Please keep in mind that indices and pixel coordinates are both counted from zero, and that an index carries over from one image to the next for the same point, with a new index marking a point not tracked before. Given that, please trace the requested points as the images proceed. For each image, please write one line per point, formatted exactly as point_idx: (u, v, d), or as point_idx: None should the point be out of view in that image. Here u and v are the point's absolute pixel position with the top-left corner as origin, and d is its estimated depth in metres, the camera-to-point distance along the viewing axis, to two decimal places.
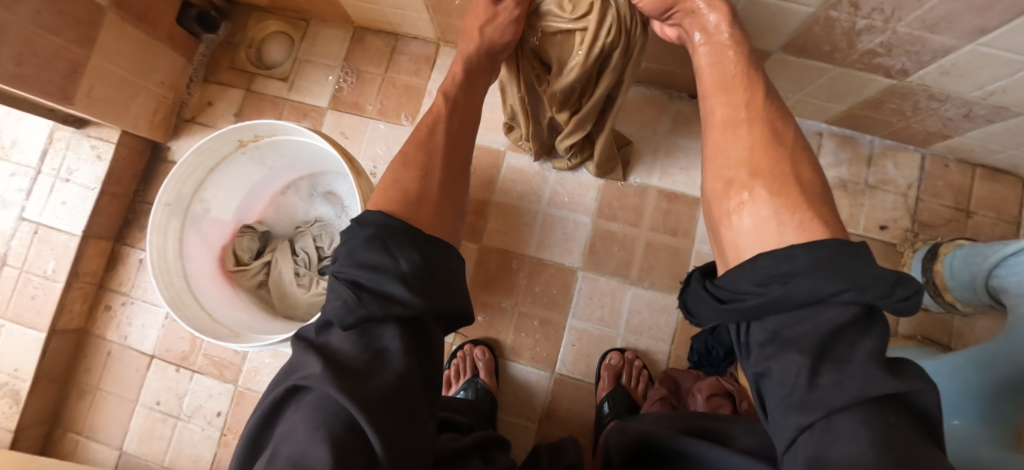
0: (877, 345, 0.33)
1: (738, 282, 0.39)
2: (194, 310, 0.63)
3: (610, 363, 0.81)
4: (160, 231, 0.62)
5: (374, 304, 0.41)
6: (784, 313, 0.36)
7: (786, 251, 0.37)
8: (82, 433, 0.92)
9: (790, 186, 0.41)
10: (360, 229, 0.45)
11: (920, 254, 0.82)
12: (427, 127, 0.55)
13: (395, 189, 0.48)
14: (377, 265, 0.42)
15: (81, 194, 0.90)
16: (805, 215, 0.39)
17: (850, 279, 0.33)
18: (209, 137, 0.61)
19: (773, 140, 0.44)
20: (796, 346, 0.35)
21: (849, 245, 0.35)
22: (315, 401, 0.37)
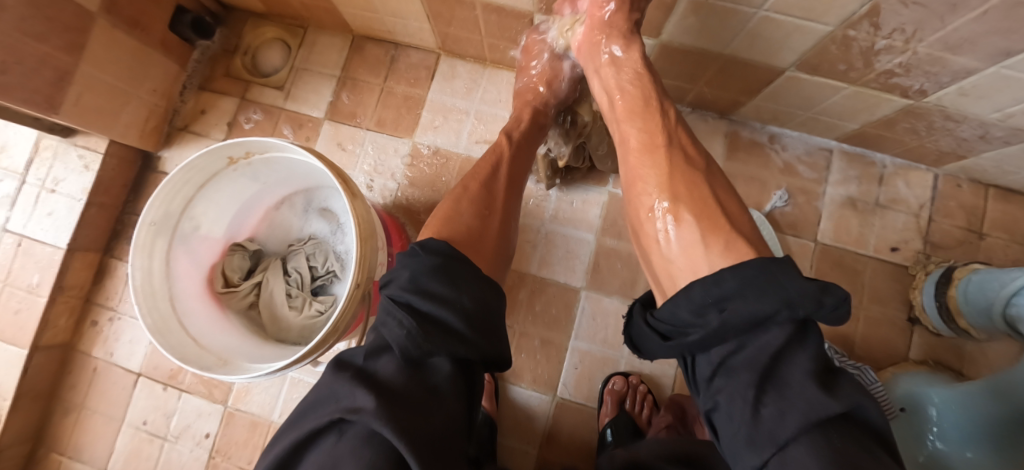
0: (817, 364, 0.34)
1: (680, 315, 0.40)
2: (179, 336, 0.60)
3: (613, 387, 0.78)
4: (144, 252, 0.59)
5: (435, 338, 0.41)
6: (725, 340, 0.37)
7: (715, 277, 0.38)
8: (65, 452, 0.88)
9: (710, 210, 0.44)
10: (426, 257, 0.46)
11: (933, 277, 0.80)
12: (491, 167, 0.62)
13: (458, 224, 0.54)
14: (440, 297, 0.43)
15: (67, 205, 0.87)
16: (728, 236, 0.42)
17: (777, 298, 0.35)
18: (198, 154, 0.58)
19: (686, 165, 0.48)
20: (746, 373, 0.35)
21: (774, 264, 0.37)
22: (362, 436, 0.36)
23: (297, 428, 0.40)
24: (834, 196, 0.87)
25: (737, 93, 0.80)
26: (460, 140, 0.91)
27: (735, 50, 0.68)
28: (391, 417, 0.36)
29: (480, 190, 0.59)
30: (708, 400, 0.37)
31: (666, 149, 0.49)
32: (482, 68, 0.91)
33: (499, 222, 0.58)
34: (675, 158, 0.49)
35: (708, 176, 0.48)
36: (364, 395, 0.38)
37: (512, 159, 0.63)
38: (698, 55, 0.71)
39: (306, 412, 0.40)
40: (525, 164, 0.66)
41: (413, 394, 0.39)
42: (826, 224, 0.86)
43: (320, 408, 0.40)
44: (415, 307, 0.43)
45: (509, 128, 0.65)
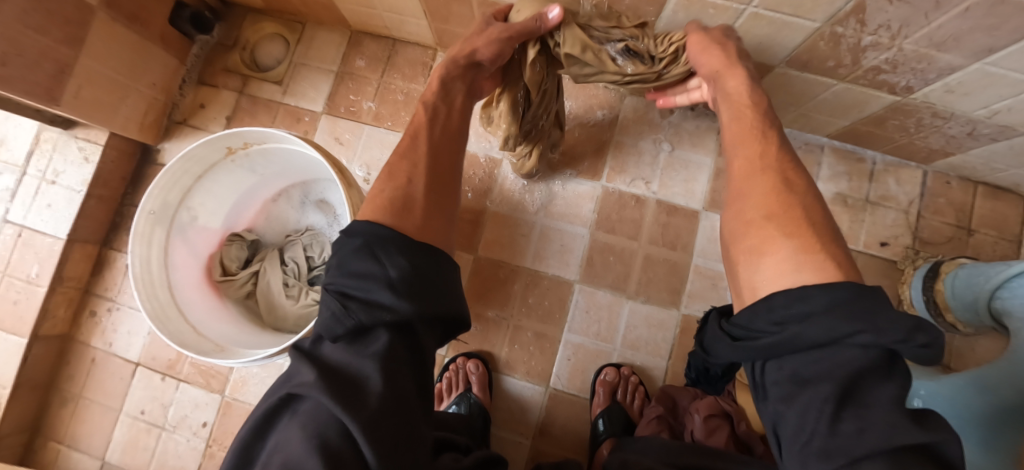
0: (899, 393, 0.34)
1: (756, 320, 0.39)
2: (177, 324, 0.60)
3: (605, 379, 0.79)
4: (143, 241, 0.60)
5: (360, 315, 0.44)
6: (800, 352, 0.36)
7: (801, 291, 0.37)
8: (63, 442, 0.89)
9: (804, 228, 0.42)
10: (350, 237, 0.47)
11: (921, 272, 0.81)
12: (410, 135, 0.56)
13: (380, 199, 0.50)
14: (365, 273, 0.44)
15: (67, 196, 0.88)
16: (817, 256, 0.39)
17: (865, 322, 0.34)
18: (197, 143, 0.59)
19: (782, 188, 0.45)
20: (818, 387, 0.35)
21: (866, 289, 0.36)
22: (311, 409, 0.41)
23: (264, 403, 0.45)
24: (825, 192, 0.88)
25: None
26: None
27: None
28: (329, 392, 0.40)
29: (400, 161, 0.54)
30: (775, 406, 0.37)
31: (762, 172, 0.46)
32: None
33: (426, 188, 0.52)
34: (771, 181, 0.46)
35: (805, 201, 0.44)
36: (308, 372, 0.43)
37: (434, 121, 0.57)
38: None
39: (273, 390, 0.46)
40: (458, 129, 0.59)
41: (356, 370, 0.42)
42: None
43: (281, 387, 0.45)
44: (343, 290, 0.45)
45: (424, 95, 0.59)
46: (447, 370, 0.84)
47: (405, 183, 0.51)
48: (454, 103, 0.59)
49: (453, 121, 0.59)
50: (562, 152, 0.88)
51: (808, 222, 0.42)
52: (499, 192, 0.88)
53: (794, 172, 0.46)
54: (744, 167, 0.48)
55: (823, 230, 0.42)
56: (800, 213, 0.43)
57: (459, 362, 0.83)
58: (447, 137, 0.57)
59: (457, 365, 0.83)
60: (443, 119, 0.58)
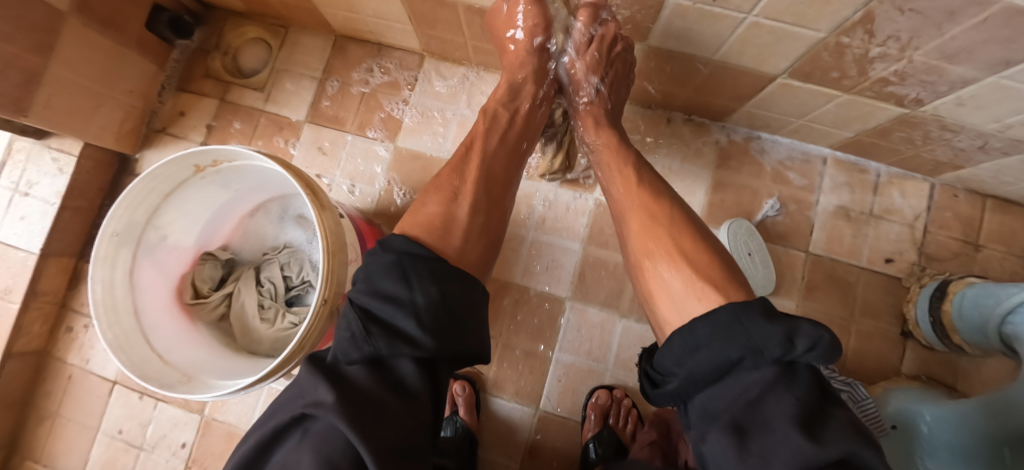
0: (801, 407, 0.36)
1: (665, 360, 0.45)
2: (143, 351, 0.57)
3: (596, 401, 0.76)
4: (106, 264, 0.57)
5: (383, 339, 0.41)
6: (706, 387, 0.41)
7: (690, 326, 0.43)
8: (39, 461, 0.87)
9: (680, 259, 0.49)
10: (381, 256, 0.46)
11: (927, 290, 0.77)
12: (464, 149, 0.61)
13: (422, 215, 0.53)
14: (394, 296, 0.43)
15: (40, 208, 0.85)
16: (697, 284, 0.46)
17: (740, 345, 0.39)
18: (162, 162, 0.55)
19: (649, 223, 0.54)
20: (726, 417, 0.39)
21: (744, 311, 0.40)
22: (322, 433, 0.37)
23: (265, 424, 0.41)
24: (827, 205, 0.84)
25: (728, 100, 0.77)
26: (444, 144, 0.88)
27: (725, 56, 0.65)
28: (347, 417, 0.37)
29: (451, 175, 0.58)
30: (696, 446, 0.41)
31: (633, 211, 0.57)
32: (466, 70, 0.89)
33: (471, 202, 0.56)
34: (639, 218, 0.55)
35: (672, 227, 0.53)
36: (326, 389, 0.39)
37: (486, 135, 0.61)
38: (686, 60, 0.69)
39: (276, 409, 0.42)
40: (518, 152, 0.64)
41: (376, 397, 0.39)
42: (818, 234, 0.84)
43: (286, 405, 0.41)
44: (369, 310, 0.43)
45: (488, 104, 0.65)
46: None
47: (455, 198, 0.55)
48: (517, 108, 0.65)
49: (512, 132, 0.63)
50: None
51: (682, 248, 0.50)
52: None
53: (657, 202, 0.56)
54: (622, 209, 0.58)
55: (697, 252, 0.49)
56: (670, 240, 0.51)
57: None
58: (503, 150, 0.62)
59: None
60: (500, 130, 0.62)
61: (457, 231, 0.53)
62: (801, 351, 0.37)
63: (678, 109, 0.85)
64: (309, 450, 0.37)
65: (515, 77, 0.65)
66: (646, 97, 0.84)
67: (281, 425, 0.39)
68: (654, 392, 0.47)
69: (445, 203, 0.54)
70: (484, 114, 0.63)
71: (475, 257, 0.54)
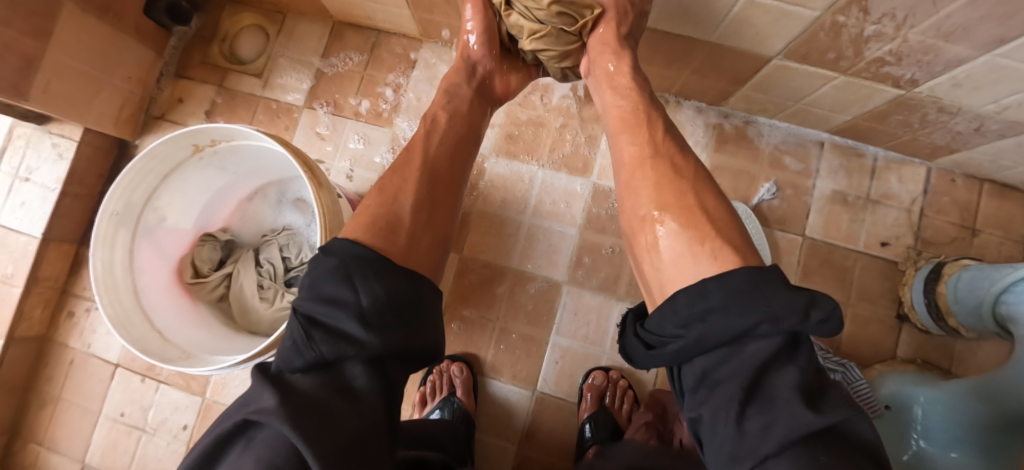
0: (804, 378, 0.36)
1: (665, 329, 0.43)
2: (142, 330, 0.58)
3: (593, 383, 0.77)
4: (105, 243, 0.57)
5: (327, 343, 0.40)
6: (706, 353, 0.40)
7: (701, 289, 0.41)
8: (43, 444, 0.88)
9: (697, 219, 0.46)
10: (325, 257, 0.45)
11: (923, 273, 0.77)
12: (405, 150, 0.56)
13: (364, 215, 0.49)
14: (336, 299, 0.42)
15: (40, 194, 0.85)
16: (714, 245, 0.44)
17: (759, 313, 0.37)
18: (160, 141, 0.56)
19: (670, 175, 0.51)
20: (728, 384, 0.38)
21: (765, 279, 0.39)
22: (268, 438, 0.36)
23: (212, 432, 0.40)
24: (824, 190, 0.84)
25: (725, 83, 0.77)
26: None
27: (721, 36, 0.65)
28: (293, 421, 0.35)
29: (393, 175, 0.54)
30: (692, 411, 0.41)
31: (651, 161, 0.53)
32: None
33: (415, 202, 0.52)
34: (659, 170, 0.51)
35: (694, 182, 0.50)
36: (268, 396, 0.38)
37: (428, 135, 0.58)
38: (682, 42, 0.69)
39: (226, 416, 0.41)
40: (462, 157, 0.61)
41: (324, 400, 0.38)
42: (815, 218, 0.84)
43: (235, 413, 0.40)
44: (313, 316, 0.42)
45: (429, 108, 0.62)
46: (431, 373, 0.82)
47: (394, 200, 0.51)
48: (456, 110, 0.63)
49: (464, 125, 0.62)
50: (552, 148, 0.85)
51: (703, 207, 0.47)
52: (486, 189, 0.85)
53: (682, 157, 0.52)
54: (637, 157, 0.54)
55: (716, 211, 0.47)
56: (694, 196, 0.48)
57: (444, 365, 0.81)
58: (447, 148, 0.59)
59: (441, 368, 0.81)
60: (441, 131, 0.59)
61: (401, 230, 0.50)
62: (813, 323, 0.37)
63: (677, 93, 0.85)
64: (254, 456, 0.36)
65: (454, 82, 0.65)
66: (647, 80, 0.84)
67: (228, 434, 0.39)
68: (646, 353, 0.45)
69: (386, 204, 0.51)
70: (424, 119, 0.60)
71: (424, 253, 0.51)
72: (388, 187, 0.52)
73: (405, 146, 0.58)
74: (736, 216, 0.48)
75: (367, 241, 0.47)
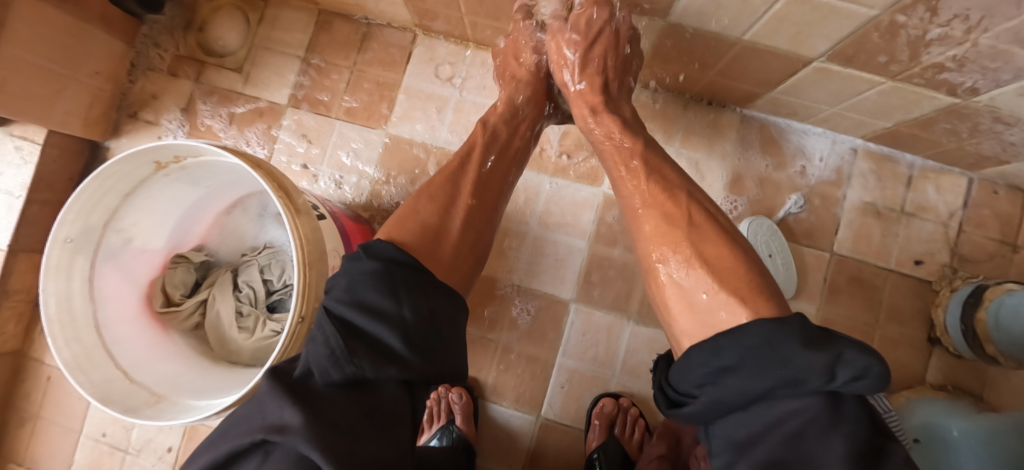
0: (853, 446, 0.30)
1: (682, 383, 0.39)
2: (106, 371, 0.52)
3: (602, 411, 0.72)
4: (60, 274, 0.51)
5: (367, 358, 0.37)
6: (728, 415, 0.36)
7: (714, 345, 0.37)
8: (23, 463, 0.84)
9: (701, 267, 0.43)
10: (365, 262, 0.41)
11: (961, 295, 0.71)
12: (462, 155, 0.55)
13: (413, 222, 0.48)
14: (376, 310, 0.39)
15: (5, 201, 0.79)
16: (723, 295, 0.40)
17: (774, 374, 0.33)
18: (114, 160, 0.48)
19: (665, 225, 0.47)
20: (761, 449, 0.33)
21: (779, 333, 0.34)
22: (287, 463, 0.31)
23: (212, 450, 0.35)
24: (854, 201, 0.78)
25: (752, 85, 0.70)
26: (438, 132, 0.81)
27: (756, 36, 0.57)
28: (322, 439, 0.31)
29: (446, 183, 0.52)
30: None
31: (645, 211, 0.50)
32: (464, 49, 0.81)
33: (465, 220, 0.51)
34: (653, 220, 0.48)
35: (693, 230, 0.45)
36: (291, 410, 0.33)
37: (487, 146, 0.57)
38: (709, 40, 0.62)
39: (232, 427, 0.36)
40: (508, 166, 0.58)
41: (353, 416, 0.34)
42: (844, 233, 0.77)
43: (246, 424, 0.35)
44: (348, 322, 0.38)
45: (486, 115, 0.60)
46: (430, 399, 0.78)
47: (447, 210, 0.51)
48: (517, 126, 0.60)
49: (509, 149, 0.59)
50: (560, 154, 0.78)
51: (703, 255, 0.43)
52: None
53: (672, 201, 0.48)
54: (632, 208, 0.52)
55: (721, 260, 0.43)
56: (691, 246, 0.44)
57: (442, 390, 0.76)
58: (499, 167, 0.57)
59: (440, 394, 0.77)
60: (497, 145, 0.58)
61: (439, 246, 0.48)
62: (843, 381, 0.32)
63: (697, 94, 0.78)
64: None
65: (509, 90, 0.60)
66: (663, 80, 0.76)
67: (238, 451, 0.34)
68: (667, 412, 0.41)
69: (440, 214, 0.50)
70: (483, 127, 0.58)
71: (461, 274, 0.50)
72: (434, 196, 0.51)
73: (463, 147, 0.56)
74: (747, 261, 0.43)
75: (413, 250, 0.46)
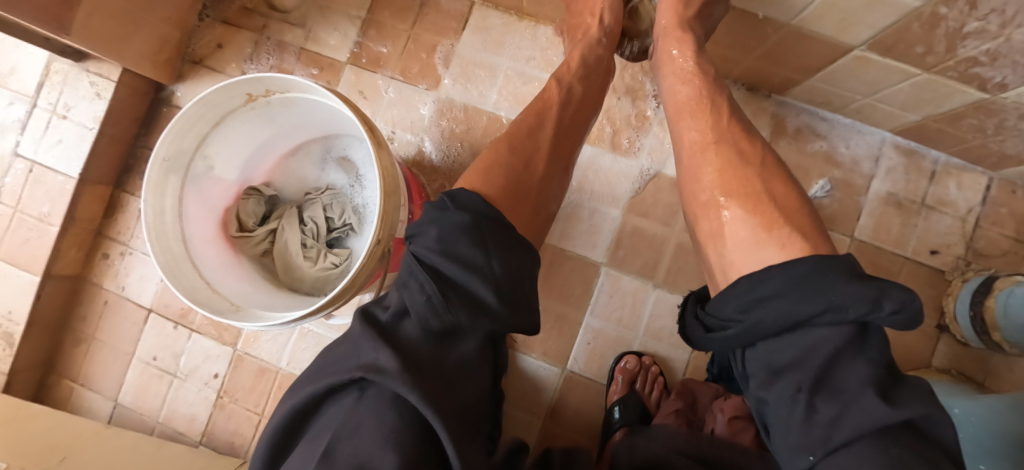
0: (875, 372, 0.32)
1: (724, 309, 0.42)
2: (191, 279, 0.57)
3: (625, 366, 0.76)
4: (156, 189, 0.56)
5: (462, 307, 0.42)
6: (764, 338, 0.38)
7: (763, 275, 0.39)
8: (77, 381, 0.90)
9: (763, 204, 0.46)
10: (455, 215, 0.46)
11: (971, 285, 0.75)
12: (535, 116, 0.61)
13: (496, 177, 0.55)
14: (468, 262, 0.43)
15: (78, 133, 0.84)
16: (781, 230, 0.43)
17: (821, 300, 0.34)
18: (215, 88, 0.53)
19: (735, 164, 0.50)
20: (793, 370, 0.35)
21: (824, 269, 0.36)
22: (384, 399, 0.37)
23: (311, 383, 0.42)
24: (879, 191, 0.82)
25: (791, 71, 0.74)
26: (487, 97, 0.85)
27: (804, 21, 0.61)
28: (421, 386, 0.37)
29: (524, 140, 0.59)
30: (755, 393, 0.38)
31: (715, 148, 0.53)
32: (517, 20, 0.85)
33: (541, 175, 0.58)
34: (724, 158, 0.51)
35: (763, 171, 0.49)
36: (388, 355, 0.39)
37: (562, 107, 0.62)
38: (759, 24, 0.66)
39: (326, 368, 0.42)
40: (578, 127, 0.64)
41: (442, 361, 0.41)
42: (866, 221, 0.81)
43: (345, 362, 0.41)
44: (440, 272, 0.43)
45: (560, 73, 0.64)
46: None
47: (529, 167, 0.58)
48: (586, 84, 0.65)
49: (583, 108, 0.64)
50: (601, 126, 0.82)
51: (770, 193, 0.47)
52: None
53: (748, 143, 0.52)
54: (698, 144, 0.54)
55: (784, 199, 0.46)
56: (761, 183, 0.48)
57: None
58: (570, 126, 0.63)
59: None
60: (572, 103, 0.63)
61: (515, 199, 0.55)
62: (883, 313, 0.33)
63: (739, 79, 0.82)
64: (372, 411, 0.37)
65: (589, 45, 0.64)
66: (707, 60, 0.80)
67: (339, 384, 0.40)
68: (705, 335, 0.44)
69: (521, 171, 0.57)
70: (557, 84, 0.63)
71: (535, 226, 0.58)
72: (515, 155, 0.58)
73: (537, 107, 0.62)
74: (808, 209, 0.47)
75: (497, 202, 0.53)
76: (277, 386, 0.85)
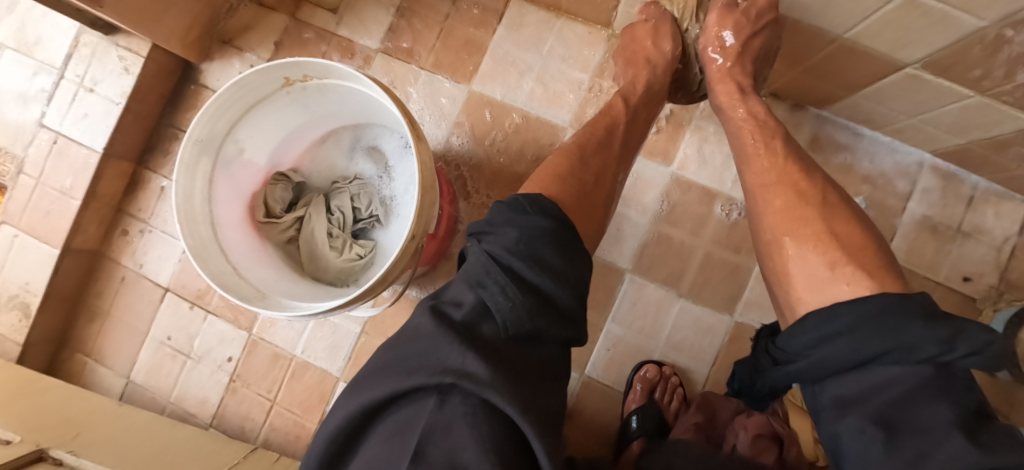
0: (959, 414, 0.31)
1: (789, 347, 0.42)
2: (219, 263, 0.57)
3: (645, 376, 0.75)
4: (189, 170, 0.55)
5: (545, 315, 0.40)
6: (834, 375, 0.37)
7: (829, 311, 0.39)
8: (90, 355, 0.90)
9: (828, 242, 0.44)
10: (533, 217, 0.44)
11: (1003, 317, 0.73)
12: (604, 129, 0.61)
13: (570, 182, 0.54)
14: (550, 268, 0.41)
15: (104, 106, 0.83)
16: (848, 267, 0.41)
17: (890, 340, 0.34)
18: (253, 70, 0.52)
19: (796, 201, 0.49)
20: (867, 404, 0.34)
21: (898, 305, 0.35)
22: (472, 406, 0.34)
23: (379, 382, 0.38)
24: (914, 214, 0.80)
25: (836, 87, 0.72)
26: (518, 95, 0.83)
27: (858, 36, 0.59)
28: (513, 395, 0.34)
29: (593, 152, 0.59)
30: (826, 428, 0.37)
31: (776, 187, 0.51)
32: (554, 17, 0.83)
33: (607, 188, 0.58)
34: (785, 196, 0.50)
35: (825, 210, 0.47)
36: (475, 357, 0.35)
37: (626, 126, 0.63)
38: (813, 34, 0.64)
39: (394, 366, 0.38)
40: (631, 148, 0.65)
41: (524, 367, 0.38)
42: (898, 243, 0.80)
43: (419, 362, 0.37)
44: (520, 273, 0.41)
45: (627, 92, 0.66)
46: None
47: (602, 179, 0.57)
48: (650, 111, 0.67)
49: (640, 127, 0.66)
50: None
51: (834, 231, 0.45)
52: None
53: (806, 180, 0.50)
54: (761, 183, 0.53)
55: (850, 238, 0.44)
56: (823, 222, 0.46)
57: None
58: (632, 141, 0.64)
59: None
60: (635, 125, 0.65)
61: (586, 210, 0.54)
62: (960, 354, 0.33)
63: (777, 91, 0.81)
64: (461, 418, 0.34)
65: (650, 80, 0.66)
66: None
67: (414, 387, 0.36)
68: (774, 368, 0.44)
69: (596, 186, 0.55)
70: (622, 100, 0.64)
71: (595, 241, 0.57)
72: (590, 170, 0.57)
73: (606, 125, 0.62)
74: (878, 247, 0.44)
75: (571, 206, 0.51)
76: (290, 375, 0.84)
